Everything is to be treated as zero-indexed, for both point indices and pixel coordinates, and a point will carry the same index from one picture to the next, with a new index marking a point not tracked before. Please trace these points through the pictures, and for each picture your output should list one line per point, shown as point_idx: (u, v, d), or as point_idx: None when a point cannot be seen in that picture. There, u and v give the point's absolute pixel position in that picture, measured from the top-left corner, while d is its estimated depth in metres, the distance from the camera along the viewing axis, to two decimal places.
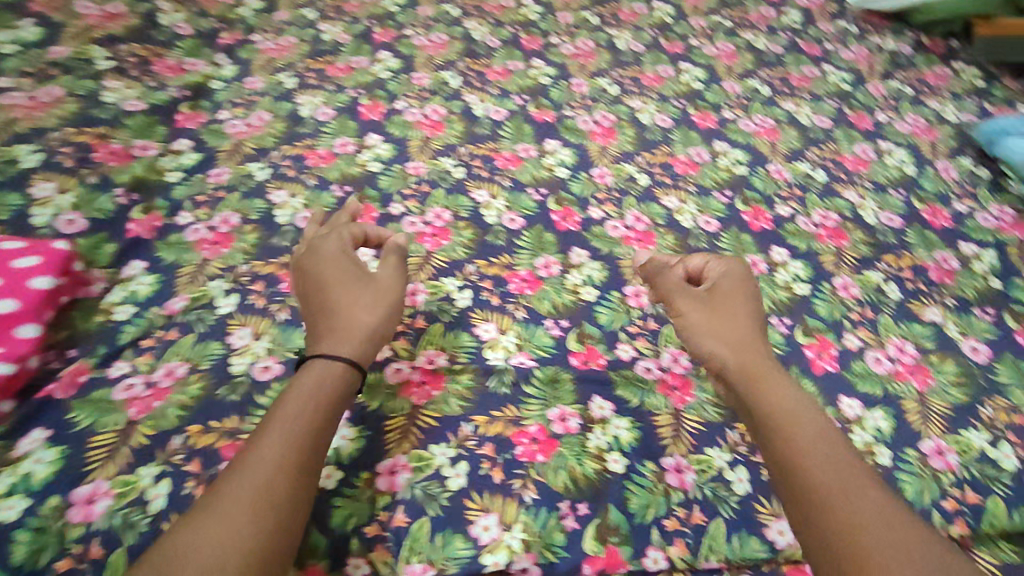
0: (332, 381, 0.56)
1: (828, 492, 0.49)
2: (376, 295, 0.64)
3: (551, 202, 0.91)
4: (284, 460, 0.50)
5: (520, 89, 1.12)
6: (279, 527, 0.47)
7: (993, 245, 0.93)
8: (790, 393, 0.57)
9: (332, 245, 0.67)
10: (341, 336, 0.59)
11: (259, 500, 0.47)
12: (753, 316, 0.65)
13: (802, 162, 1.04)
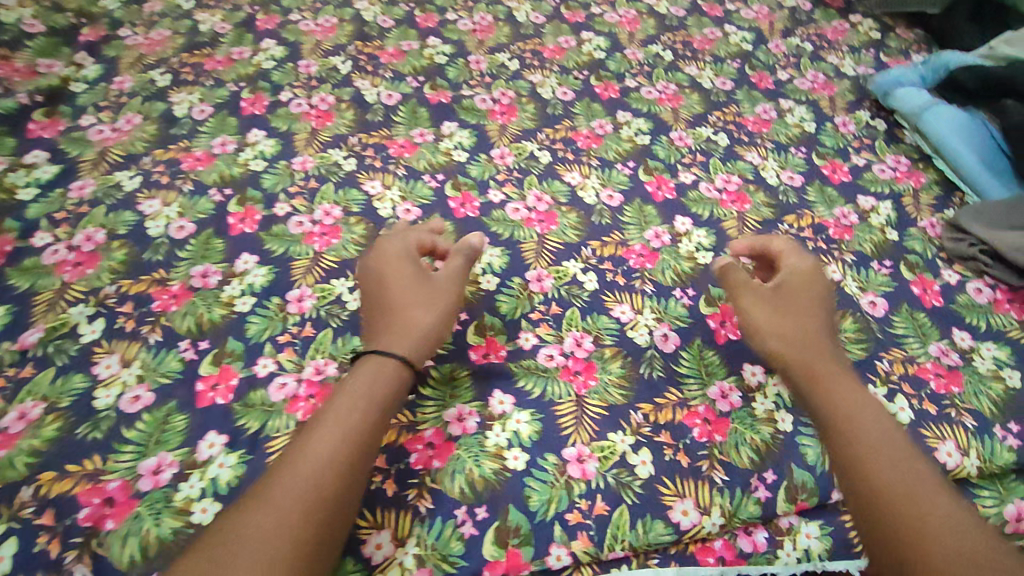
0: (385, 378, 0.58)
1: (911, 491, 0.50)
2: (434, 299, 0.65)
3: (449, 188, 0.88)
4: (330, 466, 0.51)
5: (414, 70, 1.07)
6: (321, 529, 0.48)
7: (889, 196, 0.94)
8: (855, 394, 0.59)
9: (399, 247, 0.70)
10: (397, 335, 0.62)
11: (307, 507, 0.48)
12: (817, 317, 0.67)
13: (705, 127, 1.03)
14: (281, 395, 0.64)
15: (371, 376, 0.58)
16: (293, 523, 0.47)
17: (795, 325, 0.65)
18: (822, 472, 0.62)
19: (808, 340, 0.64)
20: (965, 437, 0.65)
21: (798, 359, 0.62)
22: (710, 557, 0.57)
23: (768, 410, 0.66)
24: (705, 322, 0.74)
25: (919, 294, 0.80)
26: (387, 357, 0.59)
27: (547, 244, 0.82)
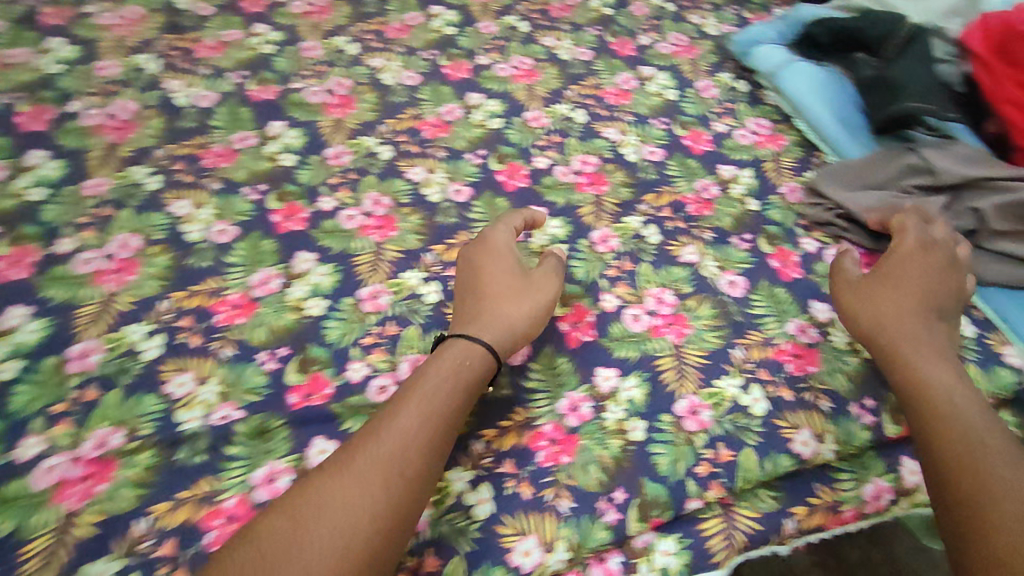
0: (469, 365, 0.57)
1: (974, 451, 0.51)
2: (530, 293, 0.64)
3: (272, 201, 0.78)
4: (404, 468, 0.50)
5: (237, 63, 0.94)
6: (396, 530, 0.48)
7: (749, 163, 0.91)
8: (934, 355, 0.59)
9: (503, 236, 0.68)
10: (485, 323, 0.61)
11: (387, 498, 0.49)
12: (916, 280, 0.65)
13: (562, 104, 0.96)
14: (46, 481, 0.53)
15: (454, 362, 0.57)
16: (370, 516, 0.47)
17: (885, 291, 0.64)
18: (674, 482, 0.58)
19: (886, 315, 0.62)
20: (820, 421, 0.63)
21: (884, 318, 0.62)
22: None
23: (619, 419, 0.61)
24: (557, 325, 0.69)
25: (778, 268, 0.77)
26: (474, 343, 0.59)
27: (385, 255, 0.74)
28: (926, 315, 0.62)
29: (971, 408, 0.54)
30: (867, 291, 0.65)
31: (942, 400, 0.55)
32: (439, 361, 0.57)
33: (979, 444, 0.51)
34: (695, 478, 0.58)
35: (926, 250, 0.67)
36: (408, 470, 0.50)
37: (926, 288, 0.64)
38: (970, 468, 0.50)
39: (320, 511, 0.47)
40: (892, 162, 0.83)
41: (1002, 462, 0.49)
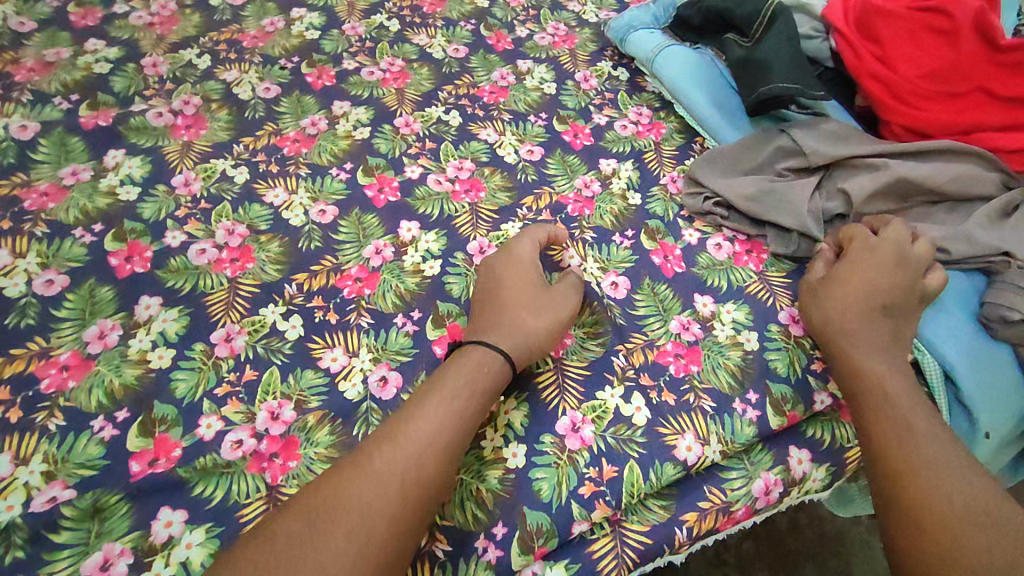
0: (485, 373, 0.56)
1: (902, 432, 0.54)
2: (550, 305, 0.63)
3: (108, 241, 0.70)
4: (415, 476, 0.49)
5: (64, 87, 0.84)
6: (411, 529, 0.48)
7: (630, 155, 0.89)
8: (877, 335, 0.62)
9: (528, 246, 0.68)
10: (502, 330, 0.60)
11: (406, 493, 0.48)
12: (866, 275, 0.65)
13: (435, 107, 0.92)
14: None
15: (471, 370, 0.56)
16: (387, 507, 0.47)
17: (833, 294, 0.65)
18: (557, 508, 0.55)
19: (832, 300, 0.65)
20: (704, 423, 0.61)
21: (835, 302, 0.64)
22: None
23: (497, 447, 0.58)
24: (431, 351, 0.65)
25: (660, 264, 0.75)
26: (490, 350, 0.58)
27: (240, 292, 0.68)
28: (869, 313, 0.63)
29: (906, 395, 0.57)
30: (820, 297, 0.66)
31: (877, 385, 0.58)
32: (454, 374, 0.55)
33: (904, 427, 0.55)
34: (578, 500, 0.55)
35: (880, 250, 0.67)
36: (426, 476, 0.49)
37: (873, 285, 0.64)
38: (901, 449, 0.53)
39: (339, 512, 0.46)
40: (765, 146, 0.82)
41: (926, 444, 0.53)
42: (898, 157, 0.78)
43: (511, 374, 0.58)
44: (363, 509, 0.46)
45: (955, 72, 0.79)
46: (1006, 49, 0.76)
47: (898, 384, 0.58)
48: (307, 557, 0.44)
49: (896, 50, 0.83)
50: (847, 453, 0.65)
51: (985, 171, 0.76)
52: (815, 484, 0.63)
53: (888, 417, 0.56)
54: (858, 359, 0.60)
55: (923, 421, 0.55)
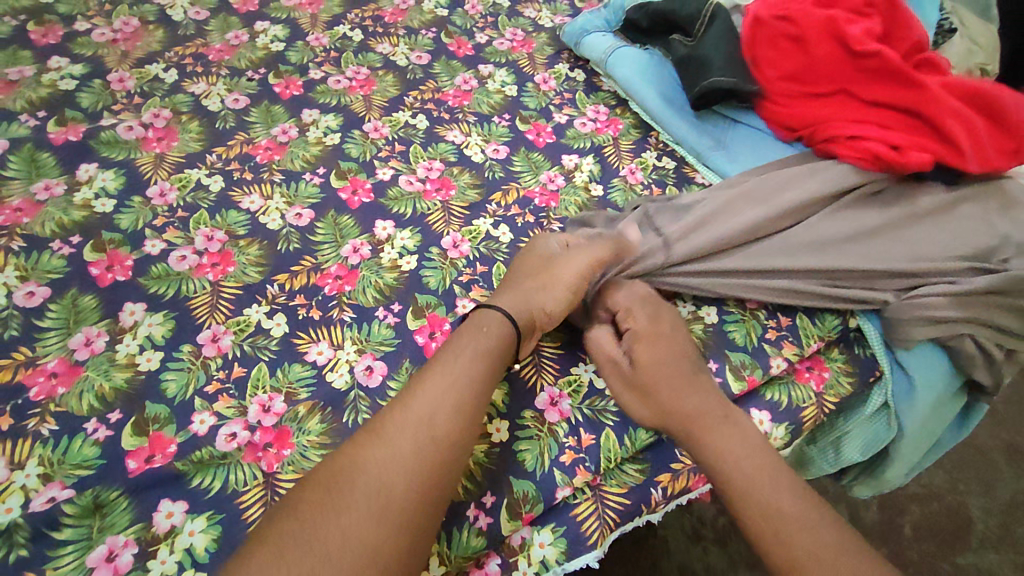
0: (484, 333, 0.59)
1: (776, 520, 0.52)
2: (556, 277, 0.67)
3: (88, 252, 0.71)
4: (441, 425, 0.52)
5: (31, 105, 0.85)
6: (439, 478, 0.50)
7: (590, 150, 0.94)
8: (718, 412, 0.59)
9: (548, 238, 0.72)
10: (507, 299, 0.64)
11: (428, 445, 0.51)
12: (668, 356, 0.63)
13: (402, 112, 0.95)
14: None
15: (472, 330, 0.60)
16: (414, 459, 0.50)
17: (652, 382, 0.61)
18: (541, 476, 0.59)
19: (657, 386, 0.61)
20: None
21: (661, 388, 0.61)
22: None
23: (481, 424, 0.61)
24: (413, 340, 0.68)
25: None
26: (491, 311, 0.61)
27: (222, 295, 0.70)
28: (692, 390, 0.61)
29: (757, 464, 0.55)
30: (644, 391, 0.61)
31: (731, 462, 0.56)
32: (453, 340, 0.59)
33: (777, 512, 0.52)
34: (560, 467, 0.59)
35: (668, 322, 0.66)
36: (442, 436, 0.52)
37: (675, 363, 0.62)
38: (776, 541, 0.51)
39: (360, 474, 0.49)
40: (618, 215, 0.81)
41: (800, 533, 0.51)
42: (746, 203, 0.80)
43: (510, 331, 0.61)
44: (381, 474, 0.49)
45: (820, 73, 0.88)
46: (860, 56, 0.85)
47: (756, 460, 0.56)
48: (334, 519, 0.46)
49: (764, 56, 0.92)
50: (804, 412, 0.71)
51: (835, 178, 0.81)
52: (777, 442, 0.69)
53: (753, 494, 0.53)
54: (707, 441, 0.57)
55: (789, 502, 0.53)
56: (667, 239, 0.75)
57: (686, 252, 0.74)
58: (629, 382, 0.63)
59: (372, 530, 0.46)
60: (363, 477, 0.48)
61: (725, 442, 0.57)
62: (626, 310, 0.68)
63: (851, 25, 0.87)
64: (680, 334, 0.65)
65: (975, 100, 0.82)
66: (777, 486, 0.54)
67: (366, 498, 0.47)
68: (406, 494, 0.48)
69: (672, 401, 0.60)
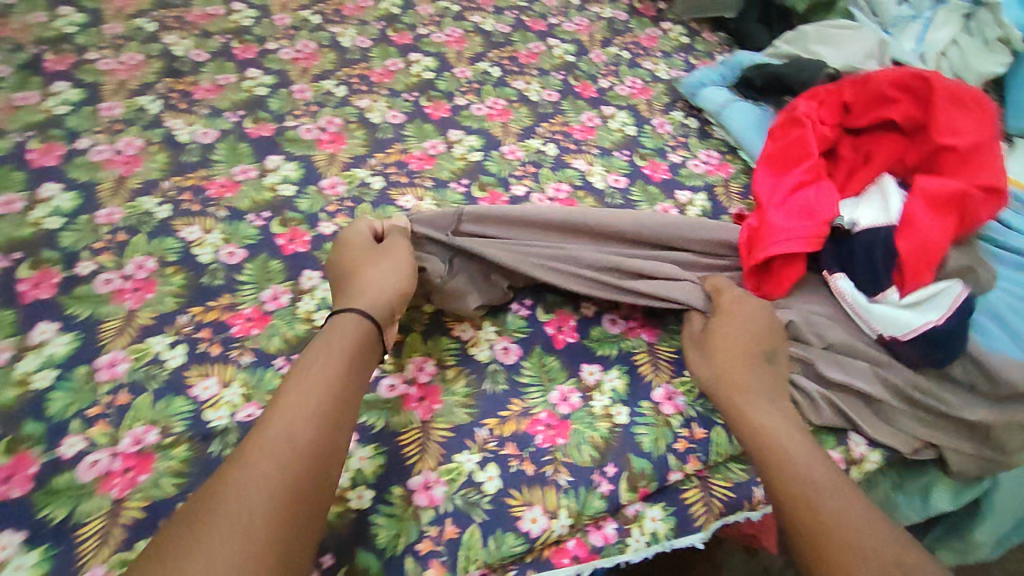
0: (340, 333, 0.59)
1: (810, 484, 0.54)
2: (392, 259, 0.68)
3: (276, 226, 0.84)
4: (300, 434, 0.50)
5: (233, 105, 1.03)
6: (310, 481, 0.49)
7: (703, 188, 1.02)
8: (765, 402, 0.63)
9: (359, 227, 0.73)
10: (357, 293, 0.64)
11: (297, 454, 0.49)
12: (751, 344, 0.68)
13: (534, 139, 1.06)
14: (92, 473, 0.57)
15: (332, 332, 0.59)
16: (279, 468, 0.48)
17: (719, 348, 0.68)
18: (658, 457, 0.65)
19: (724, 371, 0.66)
20: None
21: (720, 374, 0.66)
22: (565, 557, 0.59)
23: (605, 405, 0.69)
24: (542, 330, 0.76)
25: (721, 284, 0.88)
26: (348, 311, 0.62)
27: None
28: (751, 366, 0.66)
29: (808, 455, 0.57)
30: (707, 353, 0.69)
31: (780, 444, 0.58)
32: (318, 347, 0.58)
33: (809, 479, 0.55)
34: (675, 452, 0.66)
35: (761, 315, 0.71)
36: (301, 444, 0.50)
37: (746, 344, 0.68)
38: (806, 500, 0.53)
39: (219, 503, 0.45)
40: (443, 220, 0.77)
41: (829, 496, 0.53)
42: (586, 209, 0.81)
43: (374, 325, 0.61)
44: (246, 493, 0.45)
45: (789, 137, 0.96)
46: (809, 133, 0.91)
47: (788, 435, 0.59)
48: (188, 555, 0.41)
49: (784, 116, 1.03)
50: None
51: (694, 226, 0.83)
52: (873, 465, 0.74)
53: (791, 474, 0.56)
54: (754, 417, 0.61)
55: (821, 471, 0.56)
56: (461, 212, 0.76)
57: (477, 228, 0.77)
58: (699, 346, 0.72)
59: (244, 571, 0.42)
60: (218, 505, 0.45)
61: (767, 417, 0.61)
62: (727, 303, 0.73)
63: (839, 113, 0.93)
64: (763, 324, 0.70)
65: (804, 208, 0.82)
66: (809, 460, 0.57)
67: (220, 522, 0.43)
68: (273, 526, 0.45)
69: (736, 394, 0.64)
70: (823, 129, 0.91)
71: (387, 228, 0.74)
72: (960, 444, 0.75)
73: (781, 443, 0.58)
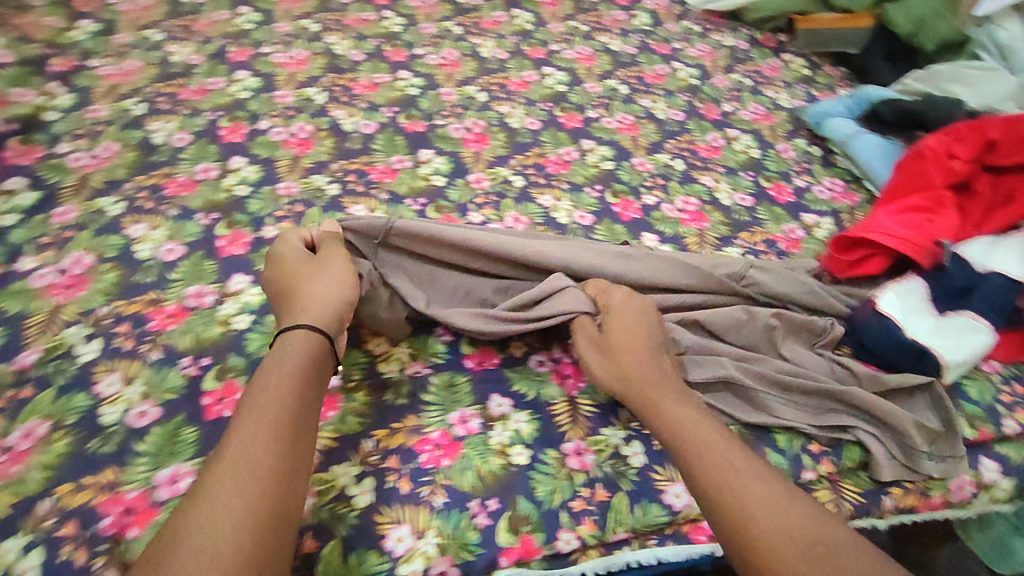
0: (290, 351, 0.59)
1: (735, 484, 0.54)
2: (325, 273, 0.66)
3: (432, 212, 0.92)
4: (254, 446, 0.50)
5: (388, 101, 1.12)
6: (271, 474, 0.49)
7: (829, 214, 1.04)
8: (680, 404, 0.61)
9: (290, 238, 0.71)
10: (298, 310, 0.63)
11: (246, 460, 0.49)
12: (651, 349, 0.66)
13: (663, 153, 1.11)
14: None
15: (283, 353, 0.58)
16: (231, 482, 0.48)
17: (621, 351, 0.66)
18: (792, 455, 0.68)
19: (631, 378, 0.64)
20: None
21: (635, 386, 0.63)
22: (702, 534, 0.62)
23: None
24: None
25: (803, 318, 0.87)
26: (295, 329, 0.60)
27: None
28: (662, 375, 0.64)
29: (726, 449, 0.56)
30: (608, 354, 0.66)
31: (702, 460, 0.56)
32: (259, 371, 0.57)
33: (732, 472, 0.54)
34: (809, 452, 0.69)
35: (643, 314, 0.69)
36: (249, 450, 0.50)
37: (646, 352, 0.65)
38: (734, 502, 0.52)
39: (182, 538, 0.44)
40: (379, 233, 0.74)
41: (751, 486, 0.53)
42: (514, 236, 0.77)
43: (324, 340, 0.61)
44: (208, 522, 0.45)
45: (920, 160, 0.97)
46: (944, 160, 0.92)
47: (707, 429, 0.58)
48: None
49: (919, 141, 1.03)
50: None
51: (627, 260, 0.78)
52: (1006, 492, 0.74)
53: (718, 482, 0.54)
54: (668, 418, 0.60)
55: (741, 460, 0.55)
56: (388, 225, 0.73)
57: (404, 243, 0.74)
58: (597, 345, 0.68)
59: None
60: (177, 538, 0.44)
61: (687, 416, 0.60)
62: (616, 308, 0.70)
63: (985, 148, 0.93)
64: (649, 322, 0.68)
65: (913, 223, 0.86)
66: (728, 458, 0.56)
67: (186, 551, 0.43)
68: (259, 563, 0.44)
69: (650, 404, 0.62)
70: (961, 161, 0.92)
71: (318, 236, 0.72)
72: (882, 439, 0.70)
73: (697, 441, 0.57)
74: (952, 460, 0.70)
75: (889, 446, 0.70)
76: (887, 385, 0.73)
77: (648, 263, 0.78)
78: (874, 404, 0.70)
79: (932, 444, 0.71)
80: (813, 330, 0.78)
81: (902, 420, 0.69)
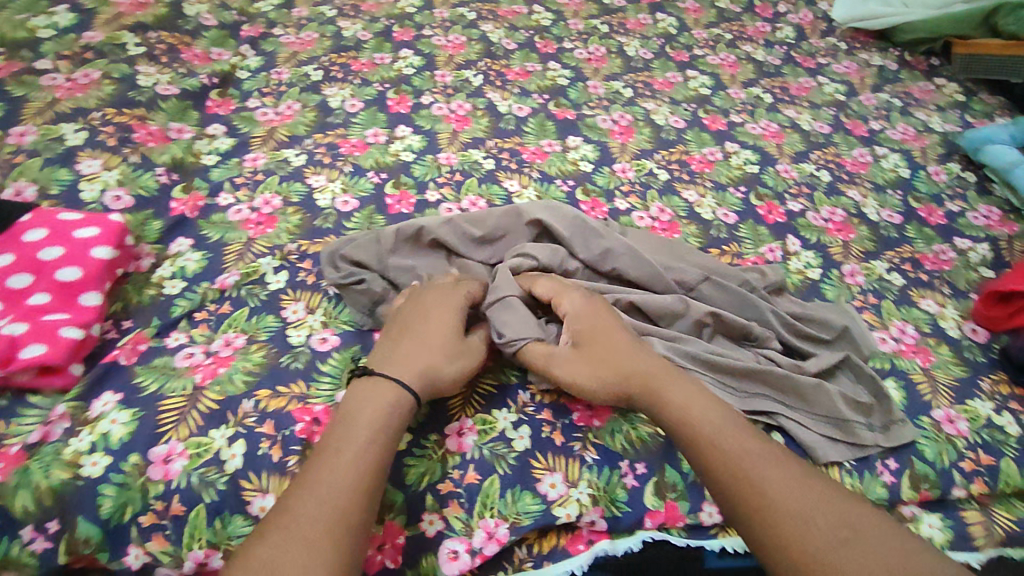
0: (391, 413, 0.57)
1: (754, 476, 0.53)
2: (463, 357, 0.64)
3: (580, 193, 0.96)
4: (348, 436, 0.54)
5: (539, 89, 1.17)
6: (364, 459, 0.53)
7: (985, 240, 1.00)
8: (687, 392, 0.61)
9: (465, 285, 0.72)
10: (418, 371, 0.61)
11: (342, 449, 0.53)
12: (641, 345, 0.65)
13: (808, 164, 1.10)
14: None
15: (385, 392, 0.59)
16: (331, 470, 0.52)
17: (610, 347, 0.64)
18: (943, 469, 0.68)
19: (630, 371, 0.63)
20: None
21: (639, 381, 0.62)
22: None
23: None
24: None
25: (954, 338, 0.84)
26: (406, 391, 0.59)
27: None
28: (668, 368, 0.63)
29: (740, 439, 0.56)
30: (594, 351, 0.65)
31: (716, 448, 0.56)
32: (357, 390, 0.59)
33: (749, 462, 0.54)
34: (961, 470, 0.68)
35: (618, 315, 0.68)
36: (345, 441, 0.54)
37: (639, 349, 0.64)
38: (757, 499, 0.52)
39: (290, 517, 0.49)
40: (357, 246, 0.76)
41: (768, 474, 0.54)
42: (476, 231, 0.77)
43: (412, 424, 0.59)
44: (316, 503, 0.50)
45: None
46: None
47: (717, 418, 0.58)
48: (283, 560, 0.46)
49: None
50: None
51: (592, 235, 0.77)
52: None
53: (737, 479, 0.54)
54: (673, 407, 0.59)
55: (758, 448, 0.56)
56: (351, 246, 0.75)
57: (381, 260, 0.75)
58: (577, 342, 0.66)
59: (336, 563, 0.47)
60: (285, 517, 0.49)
61: (697, 406, 0.59)
62: (577, 310, 0.68)
63: None
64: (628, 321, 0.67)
65: None
66: (743, 448, 0.55)
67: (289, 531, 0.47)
68: (347, 512, 0.50)
69: (655, 396, 0.61)
70: None
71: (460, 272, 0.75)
72: (810, 424, 0.68)
73: (709, 432, 0.57)
74: (893, 428, 0.69)
75: (816, 427, 0.68)
76: (809, 370, 0.71)
77: (607, 242, 0.76)
78: (795, 383, 0.69)
79: (869, 417, 0.70)
80: (748, 334, 0.73)
81: (826, 394, 0.69)
